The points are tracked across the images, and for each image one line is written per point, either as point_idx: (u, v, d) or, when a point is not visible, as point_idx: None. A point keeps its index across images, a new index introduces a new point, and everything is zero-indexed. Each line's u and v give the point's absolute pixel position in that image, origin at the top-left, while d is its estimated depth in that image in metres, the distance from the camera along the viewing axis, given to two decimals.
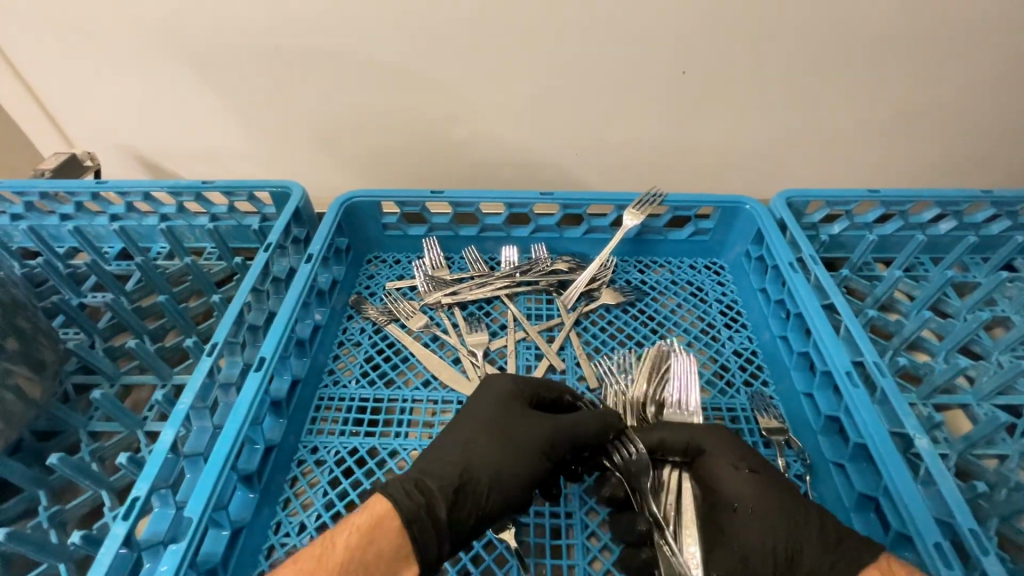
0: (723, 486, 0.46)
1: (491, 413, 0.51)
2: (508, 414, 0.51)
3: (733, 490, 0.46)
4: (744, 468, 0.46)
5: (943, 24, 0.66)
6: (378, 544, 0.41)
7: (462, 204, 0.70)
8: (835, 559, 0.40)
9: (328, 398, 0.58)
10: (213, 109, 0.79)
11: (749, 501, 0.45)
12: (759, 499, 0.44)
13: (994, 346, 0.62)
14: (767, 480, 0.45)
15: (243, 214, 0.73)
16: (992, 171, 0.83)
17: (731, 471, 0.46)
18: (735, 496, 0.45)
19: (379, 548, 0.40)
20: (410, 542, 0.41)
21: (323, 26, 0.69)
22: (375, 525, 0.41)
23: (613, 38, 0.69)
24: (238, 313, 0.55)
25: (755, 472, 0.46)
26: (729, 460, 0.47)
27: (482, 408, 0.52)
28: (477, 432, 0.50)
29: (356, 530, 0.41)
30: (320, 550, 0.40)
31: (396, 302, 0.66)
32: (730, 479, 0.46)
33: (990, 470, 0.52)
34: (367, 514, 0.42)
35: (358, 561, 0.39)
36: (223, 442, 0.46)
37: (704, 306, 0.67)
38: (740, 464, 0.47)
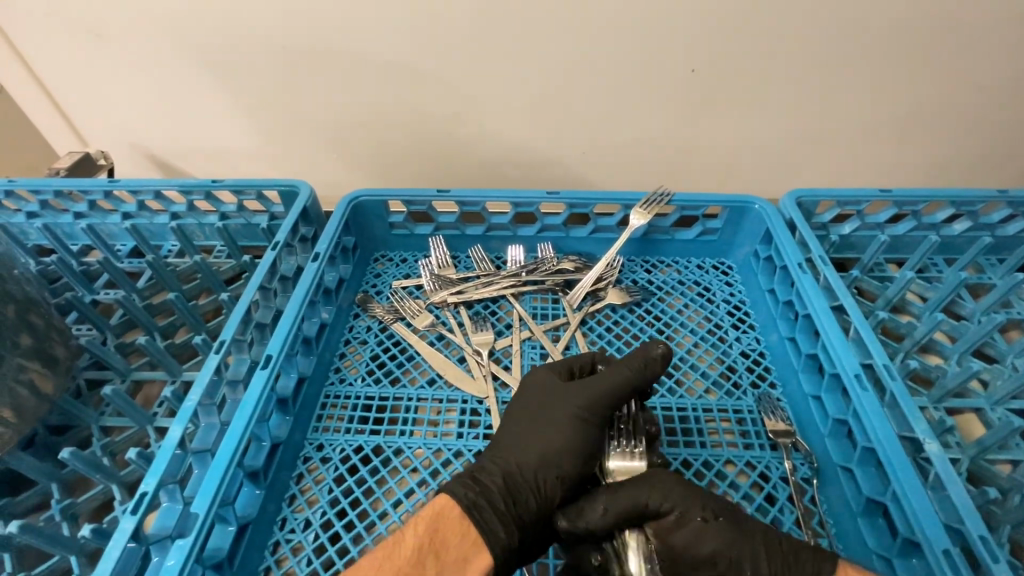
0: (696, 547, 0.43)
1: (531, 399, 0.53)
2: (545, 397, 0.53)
3: (706, 545, 0.43)
4: (709, 516, 0.43)
5: (959, 21, 0.65)
6: (442, 533, 0.44)
7: (468, 203, 0.70)
8: None
9: (334, 395, 0.59)
10: (222, 108, 0.80)
11: (726, 551, 0.42)
12: (731, 542, 0.43)
13: (1009, 350, 0.61)
14: (730, 523, 0.43)
15: (252, 213, 0.74)
16: (1009, 170, 0.81)
17: (695, 524, 0.43)
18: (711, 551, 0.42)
19: (445, 533, 0.44)
20: (474, 526, 0.45)
21: (331, 26, 0.69)
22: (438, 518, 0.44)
23: (621, 36, 0.68)
24: (245, 311, 0.56)
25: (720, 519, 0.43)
26: (693, 511, 0.43)
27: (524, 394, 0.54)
28: (521, 423, 0.52)
29: (422, 519, 0.44)
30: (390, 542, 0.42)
31: (402, 301, 0.67)
32: (695, 536, 0.43)
33: (1003, 476, 0.51)
34: (435, 506, 0.45)
35: (428, 548, 0.42)
36: (231, 437, 0.47)
37: (711, 306, 0.66)
38: (706, 515, 0.43)
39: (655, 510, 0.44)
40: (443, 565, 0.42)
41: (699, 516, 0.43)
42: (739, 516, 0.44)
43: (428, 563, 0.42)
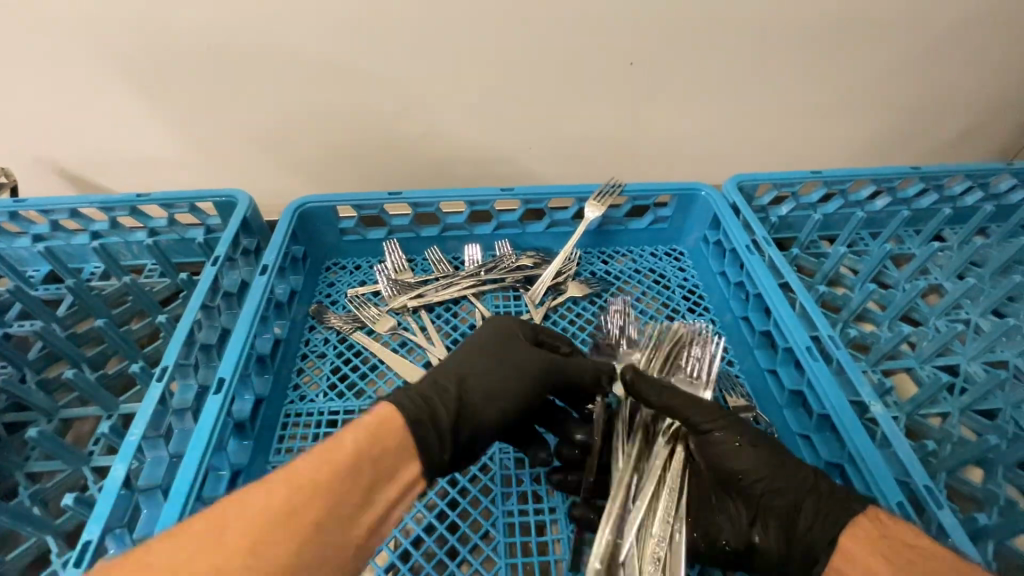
0: (727, 462, 0.45)
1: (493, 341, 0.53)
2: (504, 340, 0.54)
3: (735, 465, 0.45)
4: (745, 442, 0.45)
5: (868, 13, 0.71)
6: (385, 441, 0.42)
7: (421, 205, 0.68)
8: (826, 517, 0.40)
9: (295, 414, 0.56)
10: (142, 114, 0.73)
11: (754, 470, 0.44)
12: (763, 464, 0.44)
13: (930, 312, 0.67)
14: (766, 450, 0.44)
15: (185, 227, 0.69)
16: (913, 150, 0.90)
17: (732, 444, 0.45)
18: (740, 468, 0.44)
19: (386, 445, 0.41)
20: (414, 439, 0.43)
21: (264, 25, 0.65)
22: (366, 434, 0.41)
23: (565, 31, 0.69)
24: (189, 333, 0.52)
25: (757, 445, 0.45)
26: (730, 433, 0.45)
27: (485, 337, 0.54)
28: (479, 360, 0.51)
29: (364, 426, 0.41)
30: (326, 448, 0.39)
31: (360, 309, 0.65)
32: (730, 454, 0.45)
33: (935, 428, 0.56)
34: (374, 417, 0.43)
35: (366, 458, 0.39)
36: (187, 468, 0.43)
37: (667, 292, 0.68)
38: (743, 440, 0.45)
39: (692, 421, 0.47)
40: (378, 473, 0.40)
41: (734, 438, 0.45)
42: (779, 444, 0.45)
43: (366, 471, 0.39)
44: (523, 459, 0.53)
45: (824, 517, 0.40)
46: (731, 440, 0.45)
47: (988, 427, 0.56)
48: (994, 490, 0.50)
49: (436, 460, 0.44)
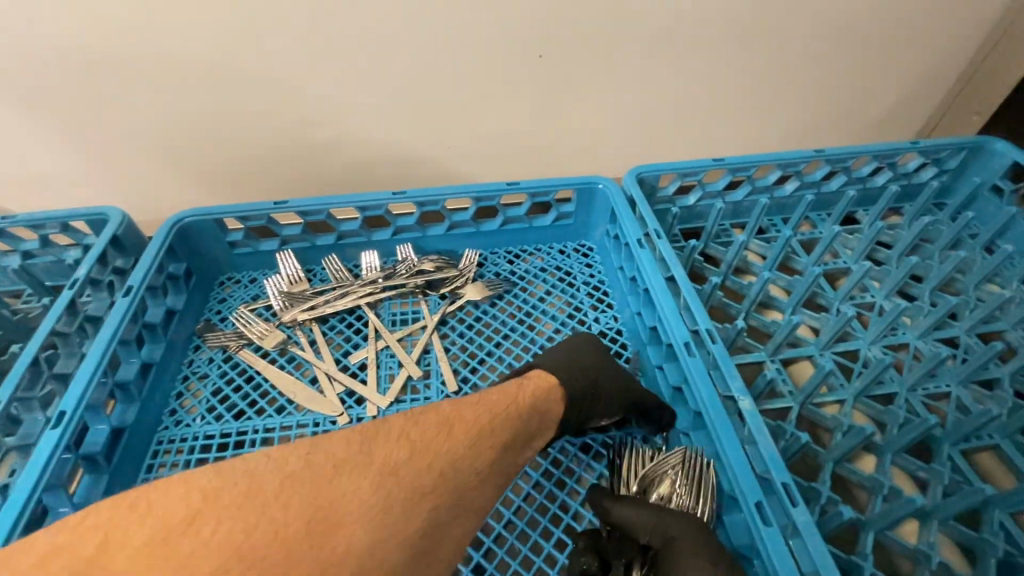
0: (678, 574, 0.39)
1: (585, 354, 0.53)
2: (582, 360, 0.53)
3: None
4: (707, 562, 0.39)
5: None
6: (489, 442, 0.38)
7: (311, 212, 0.65)
8: None
9: (168, 440, 0.53)
10: (15, 131, 0.67)
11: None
12: None
13: (835, 297, 0.66)
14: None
15: (62, 248, 0.65)
16: (834, 133, 0.90)
17: (690, 559, 0.40)
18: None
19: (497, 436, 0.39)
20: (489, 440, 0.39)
21: (134, 31, 0.60)
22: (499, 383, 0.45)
23: (466, 27, 0.65)
24: (34, 362, 0.49)
25: (717, 566, 0.39)
26: (694, 550, 0.40)
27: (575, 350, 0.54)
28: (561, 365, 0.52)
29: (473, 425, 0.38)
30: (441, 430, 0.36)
31: (248, 324, 0.62)
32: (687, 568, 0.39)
33: (828, 416, 0.55)
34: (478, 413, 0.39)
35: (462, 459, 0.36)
36: (5, 516, 0.40)
37: (571, 290, 0.67)
38: (707, 559, 0.39)
39: (667, 532, 0.43)
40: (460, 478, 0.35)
41: (701, 560, 0.39)
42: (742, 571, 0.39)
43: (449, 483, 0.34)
44: None
45: None
46: (696, 558, 0.40)
47: (883, 413, 0.55)
48: (878, 479, 0.50)
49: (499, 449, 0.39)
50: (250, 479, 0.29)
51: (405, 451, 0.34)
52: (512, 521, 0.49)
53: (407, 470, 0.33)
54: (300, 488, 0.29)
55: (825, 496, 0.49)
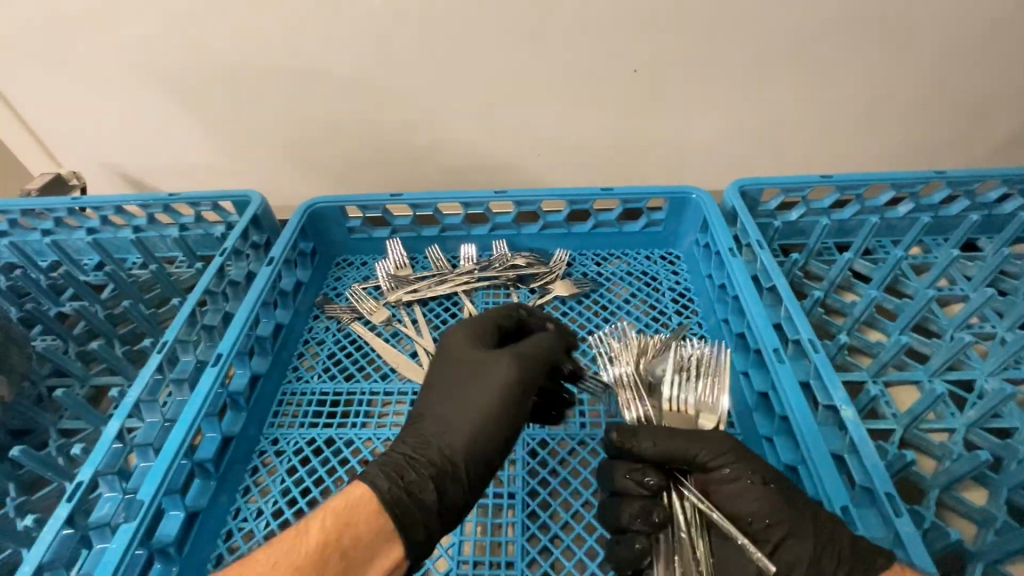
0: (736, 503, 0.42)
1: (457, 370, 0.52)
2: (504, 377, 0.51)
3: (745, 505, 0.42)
4: (757, 479, 0.41)
5: (892, 11, 0.67)
6: (354, 522, 0.41)
7: (421, 205, 0.72)
8: (851, 568, 0.37)
9: (290, 393, 0.61)
10: (186, 125, 0.81)
11: (770, 517, 0.40)
12: (775, 510, 0.40)
13: (949, 324, 0.63)
14: (779, 493, 0.41)
15: (210, 223, 0.77)
16: (952, 155, 0.85)
17: (744, 485, 0.42)
18: (747, 511, 0.42)
19: (353, 518, 0.41)
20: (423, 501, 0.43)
21: (287, 44, 0.71)
22: (342, 507, 0.42)
23: (569, 42, 0.71)
24: (191, 313, 0.58)
25: (769, 485, 0.41)
26: (741, 471, 0.42)
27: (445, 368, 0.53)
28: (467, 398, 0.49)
29: (331, 512, 0.41)
30: (294, 536, 0.40)
31: (360, 300, 0.69)
32: (740, 494, 0.42)
33: (935, 443, 0.53)
34: (341, 499, 0.42)
35: (334, 544, 0.40)
36: (177, 432, 0.48)
37: (656, 295, 0.69)
38: (757, 478, 0.42)
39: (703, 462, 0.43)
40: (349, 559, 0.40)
41: (748, 478, 0.42)
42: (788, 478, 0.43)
43: (332, 560, 0.39)
44: None
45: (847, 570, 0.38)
46: (744, 480, 0.42)
47: (999, 447, 0.52)
48: (991, 512, 0.47)
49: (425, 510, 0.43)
50: None
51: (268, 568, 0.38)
52: (589, 499, 0.52)
53: None
54: None
55: (930, 521, 0.47)
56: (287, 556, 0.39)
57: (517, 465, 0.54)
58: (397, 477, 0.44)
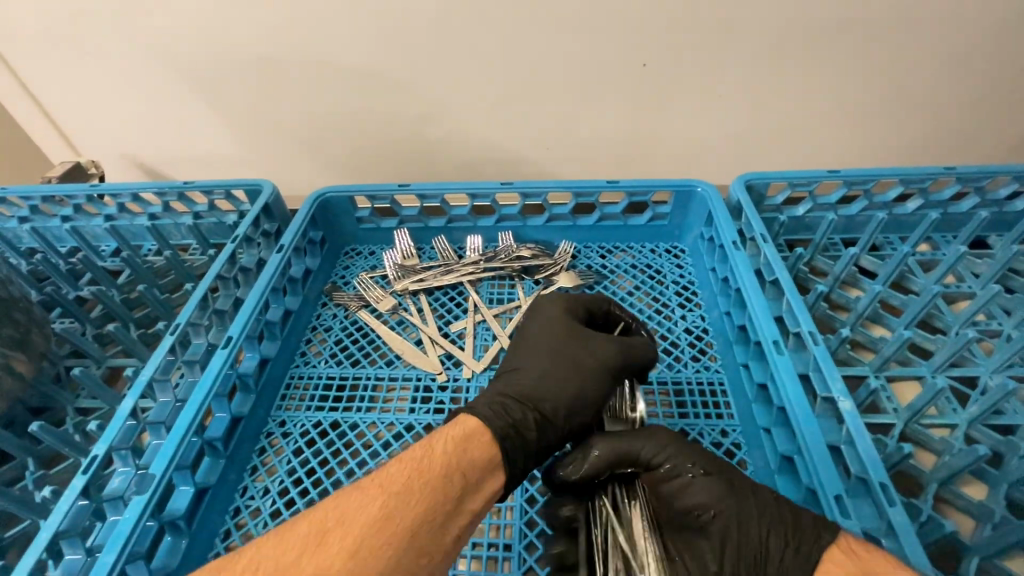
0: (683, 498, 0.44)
1: (551, 325, 0.56)
2: (573, 326, 0.56)
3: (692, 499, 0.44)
4: (698, 471, 0.44)
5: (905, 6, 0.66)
6: (471, 451, 0.45)
7: (429, 196, 0.73)
8: (798, 547, 0.39)
9: (298, 377, 0.63)
10: (202, 115, 0.83)
11: (712, 507, 0.43)
12: (718, 498, 0.43)
13: (954, 320, 0.63)
14: (720, 482, 0.44)
15: (223, 212, 0.79)
16: (964, 152, 0.84)
17: (686, 478, 0.45)
18: (696, 504, 0.44)
19: (473, 456, 0.45)
20: (501, 452, 0.46)
21: (299, 36, 0.72)
22: (459, 433, 0.46)
23: (578, 35, 0.71)
24: (203, 297, 0.60)
25: (709, 474, 0.44)
26: (683, 464, 0.45)
27: (539, 324, 0.57)
28: (541, 354, 0.54)
29: (447, 440, 0.45)
30: (422, 451, 0.44)
31: (367, 288, 0.71)
32: (683, 487, 0.45)
33: (936, 438, 0.54)
34: (458, 428, 0.46)
35: (455, 468, 0.43)
36: (188, 411, 0.50)
37: (660, 287, 0.70)
38: (696, 470, 0.45)
39: (647, 460, 0.46)
40: (467, 480, 0.43)
41: (689, 471, 0.45)
42: (729, 470, 0.45)
43: (457, 480, 0.42)
44: None
45: (796, 550, 0.39)
46: (687, 473, 0.45)
47: (1001, 442, 0.52)
48: (989, 507, 0.47)
49: (514, 471, 0.47)
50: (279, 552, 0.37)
51: (377, 501, 0.40)
52: None
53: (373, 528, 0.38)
54: (312, 544, 0.37)
55: (927, 514, 0.47)
56: (410, 479, 0.41)
57: None
58: (496, 413, 0.48)
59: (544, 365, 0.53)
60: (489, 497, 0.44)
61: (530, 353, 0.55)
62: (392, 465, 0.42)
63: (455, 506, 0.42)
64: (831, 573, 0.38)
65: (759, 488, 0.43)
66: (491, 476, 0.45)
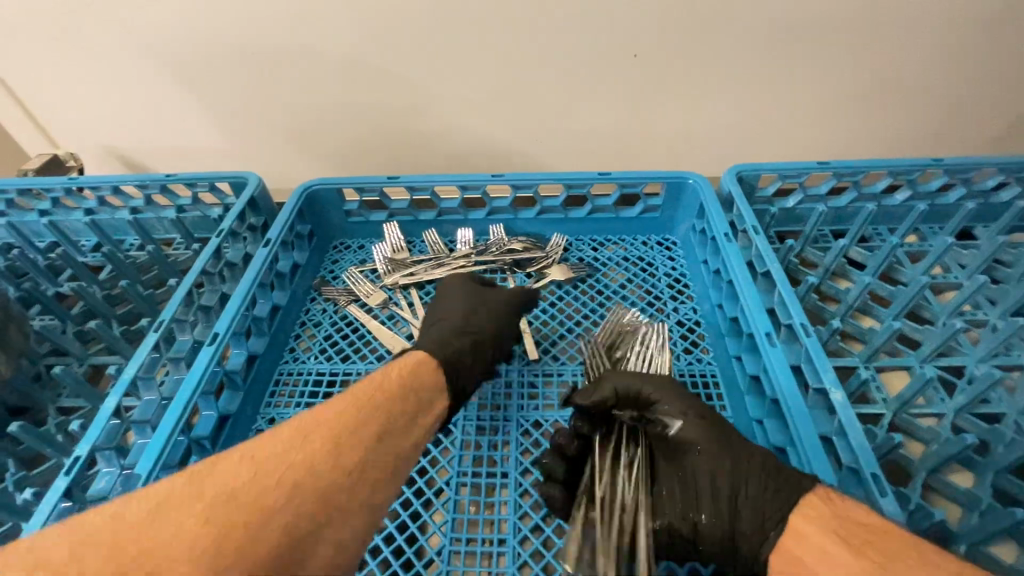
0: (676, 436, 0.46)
1: (466, 284, 0.63)
2: (476, 285, 0.63)
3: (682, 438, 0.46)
4: (692, 415, 0.46)
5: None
6: (420, 376, 0.51)
7: (419, 189, 0.72)
8: (776, 489, 0.41)
9: (287, 373, 0.62)
10: (183, 106, 0.81)
11: (699, 444, 0.45)
12: (708, 440, 0.45)
13: (941, 311, 0.64)
14: (715, 425, 0.46)
15: (208, 205, 0.77)
16: (951, 143, 0.85)
17: (679, 419, 0.46)
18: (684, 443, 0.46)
19: (422, 380, 0.51)
20: (442, 372, 0.53)
21: (281, 24, 0.70)
22: (404, 363, 0.52)
23: (568, 24, 0.70)
24: (188, 293, 0.58)
25: (703, 419, 0.46)
26: (677, 407, 0.47)
27: (455, 286, 0.63)
28: (451, 306, 0.60)
29: (399, 369, 0.50)
30: (373, 379, 0.48)
31: (357, 283, 0.70)
32: (676, 427, 0.46)
33: (923, 427, 0.54)
34: (412, 358, 0.53)
35: (410, 388, 0.49)
36: (174, 410, 0.49)
37: (652, 280, 0.70)
38: (690, 412, 0.47)
39: (646, 398, 0.48)
40: (418, 399, 0.49)
41: (683, 412, 0.47)
42: (724, 418, 0.47)
43: (410, 398, 0.49)
44: (484, 427, 0.57)
45: (773, 492, 0.41)
46: (676, 415, 0.47)
47: (986, 431, 0.53)
48: (975, 494, 0.48)
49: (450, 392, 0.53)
50: (235, 472, 0.39)
51: (333, 413, 0.44)
52: None
53: (329, 445, 0.42)
54: (269, 454, 0.40)
55: (915, 502, 0.48)
56: (366, 396, 0.46)
57: (511, 446, 0.55)
58: (436, 346, 0.55)
59: (465, 308, 0.59)
60: (436, 415, 0.50)
61: (438, 308, 0.61)
62: (332, 400, 0.46)
63: (410, 419, 0.48)
64: (808, 516, 0.39)
65: (750, 441, 0.45)
66: (438, 400, 0.52)
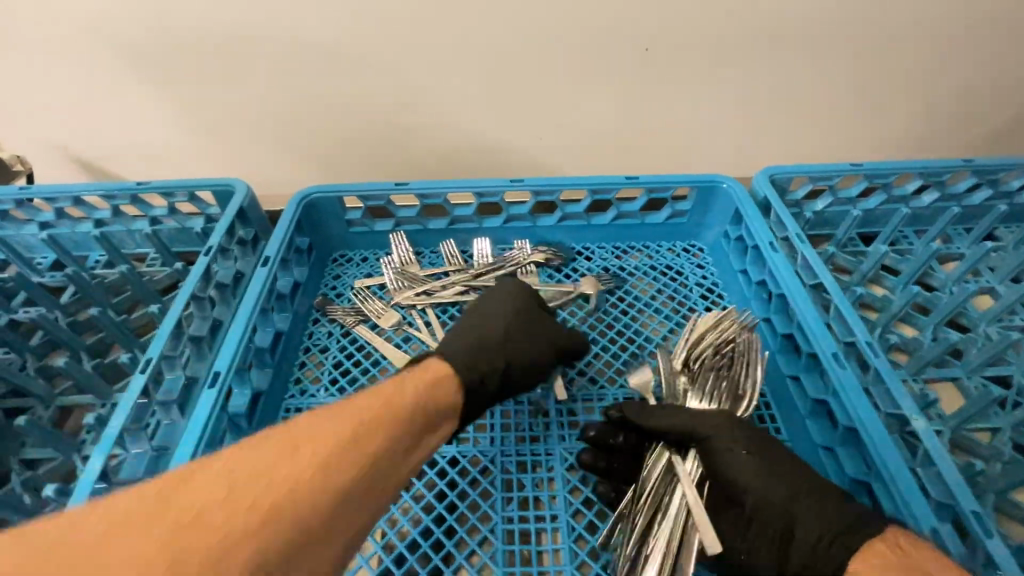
0: (727, 470, 0.44)
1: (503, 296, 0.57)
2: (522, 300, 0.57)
3: (730, 473, 0.43)
4: (742, 449, 0.44)
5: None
6: (433, 370, 0.47)
7: (429, 195, 0.66)
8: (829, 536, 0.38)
9: (295, 409, 0.55)
10: (145, 105, 0.72)
11: (749, 484, 0.42)
12: (758, 476, 0.42)
13: (981, 318, 0.62)
14: (765, 462, 0.43)
15: (186, 216, 0.69)
16: (967, 140, 0.83)
17: (730, 452, 0.44)
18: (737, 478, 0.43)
19: (442, 376, 0.47)
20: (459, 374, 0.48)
21: (260, 9, 0.62)
22: (415, 373, 0.46)
23: (580, 13, 0.64)
24: (177, 323, 0.51)
25: (754, 453, 0.43)
26: (728, 441, 0.44)
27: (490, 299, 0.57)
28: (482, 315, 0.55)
29: (419, 371, 0.46)
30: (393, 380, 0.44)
31: (365, 301, 0.63)
32: (728, 460, 0.44)
33: (983, 444, 0.52)
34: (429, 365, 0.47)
35: (428, 390, 0.45)
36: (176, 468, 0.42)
37: (684, 291, 0.65)
38: (743, 447, 0.44)
39: (698, 433, 0.45)
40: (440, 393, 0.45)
41: (733, 445, 0.44)
42: (774, 450, 0.44)
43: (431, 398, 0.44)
44: (525, 462, 0.51)
45: (829, 541, 0.38)
46: (725, 449, 0.44)
47: None
48: None
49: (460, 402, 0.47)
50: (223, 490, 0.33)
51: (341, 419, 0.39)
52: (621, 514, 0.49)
53: (324, 475, 0.35)
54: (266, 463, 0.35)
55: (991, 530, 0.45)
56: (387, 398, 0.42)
57: (557, 484, 0.50)
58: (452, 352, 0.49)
59: (500, 321, 0.53)
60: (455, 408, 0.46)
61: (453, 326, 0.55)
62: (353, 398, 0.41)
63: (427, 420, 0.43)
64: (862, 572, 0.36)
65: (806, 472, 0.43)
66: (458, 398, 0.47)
